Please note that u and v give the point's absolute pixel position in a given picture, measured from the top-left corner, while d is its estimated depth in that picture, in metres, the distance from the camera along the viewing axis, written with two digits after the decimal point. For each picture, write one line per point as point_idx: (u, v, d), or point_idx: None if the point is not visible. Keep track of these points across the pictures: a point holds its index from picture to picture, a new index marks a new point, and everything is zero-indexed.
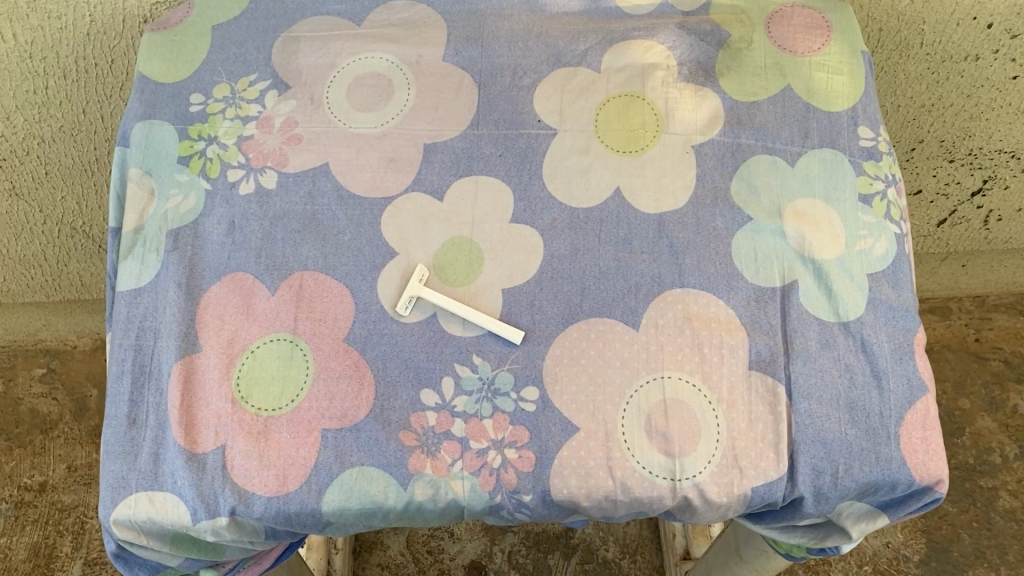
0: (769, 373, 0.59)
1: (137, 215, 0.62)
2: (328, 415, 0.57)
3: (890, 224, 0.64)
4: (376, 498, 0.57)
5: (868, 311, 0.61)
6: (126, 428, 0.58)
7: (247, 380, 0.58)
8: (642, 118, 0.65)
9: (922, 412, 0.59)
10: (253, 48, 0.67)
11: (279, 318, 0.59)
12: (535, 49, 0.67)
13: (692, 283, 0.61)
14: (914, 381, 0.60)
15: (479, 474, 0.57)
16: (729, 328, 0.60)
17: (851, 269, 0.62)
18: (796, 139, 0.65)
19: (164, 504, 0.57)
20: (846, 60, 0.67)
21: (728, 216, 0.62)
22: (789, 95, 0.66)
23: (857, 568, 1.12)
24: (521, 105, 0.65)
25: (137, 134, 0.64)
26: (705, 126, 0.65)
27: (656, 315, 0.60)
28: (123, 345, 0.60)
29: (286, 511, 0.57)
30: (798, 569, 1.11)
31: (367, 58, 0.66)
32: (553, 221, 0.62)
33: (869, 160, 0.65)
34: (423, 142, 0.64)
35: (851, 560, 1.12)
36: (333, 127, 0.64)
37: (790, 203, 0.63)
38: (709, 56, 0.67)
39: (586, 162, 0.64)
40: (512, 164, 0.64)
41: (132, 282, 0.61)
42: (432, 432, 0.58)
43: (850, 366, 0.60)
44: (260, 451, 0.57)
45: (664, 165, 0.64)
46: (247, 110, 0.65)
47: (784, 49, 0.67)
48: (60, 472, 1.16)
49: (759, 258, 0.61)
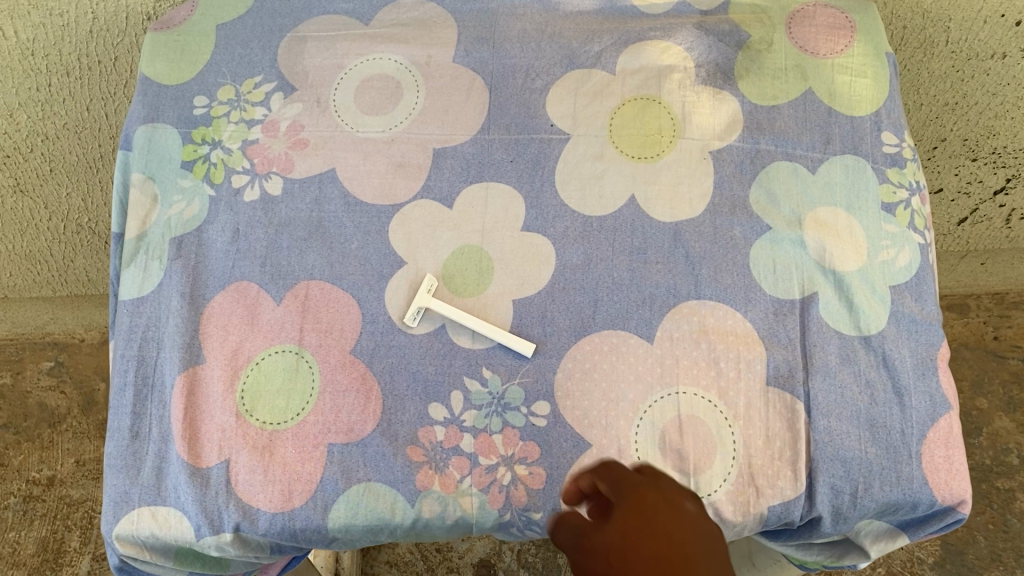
0: (788, 389, 0.57)
1: (140, 221, 0.61)
2: (334, 429, 0.56)
3: (914, 233, 0.61)
4: (383, 515, 0.56)
5: (890, 324, 0.59)
6: (128, 441, 0.57)
7: (253, 393, 0.57)
8: (658, 122, 0.63)
9: (945, 430, 0.58)
10: (259, 48, 0.65)
11: (285, 329, 0.58)
12: (548, 50, 0.65)
13: (709, 294, 0.59)
14: (937, 398, 0.58)
15: (488, 491, 0.56)
16: (747, 342, 0.58)
17: (872, 281, 0.60)
18: (817, 145, 0.62)
19: (168, 519, 0.56)
20: (870, 63, 0.65)
21: (746, 225, 0.61)
22: (811, 99, 0.64)
23: (870, 569, 1.11)
24: (534, 108, 0.63)
25: (140, 137, 0.63)
26: (723, 131, 0.63)
27: (671, 328, 0.58)
28: (126, 356, 0.59)
29: (291, 527, 0.56)
30: None
31: (375, 58, 0.64)
32: (566, 230, 0.60)
33: (893, 167, 0.63)
34: (432, 147, 0.62)
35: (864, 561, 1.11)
36: (339, 131, 0.63)
37: (811, 212, 0.61)
38: (729, 57, 0.65)
39: (601, 169, 0.62)
40: (524, 170, 0.62)
41: (134, 290, 0.60)
42: (440, 447, 0.56)
43: (871, 382, 0.58)
44: (265, 466, 0.56)
45: (681, 172, 0.62)
46: (252, 113, 0.63)
47: (806, 50, 0.65)
48: (68, 466, 1.15)
49: (779, 269, 0.59)
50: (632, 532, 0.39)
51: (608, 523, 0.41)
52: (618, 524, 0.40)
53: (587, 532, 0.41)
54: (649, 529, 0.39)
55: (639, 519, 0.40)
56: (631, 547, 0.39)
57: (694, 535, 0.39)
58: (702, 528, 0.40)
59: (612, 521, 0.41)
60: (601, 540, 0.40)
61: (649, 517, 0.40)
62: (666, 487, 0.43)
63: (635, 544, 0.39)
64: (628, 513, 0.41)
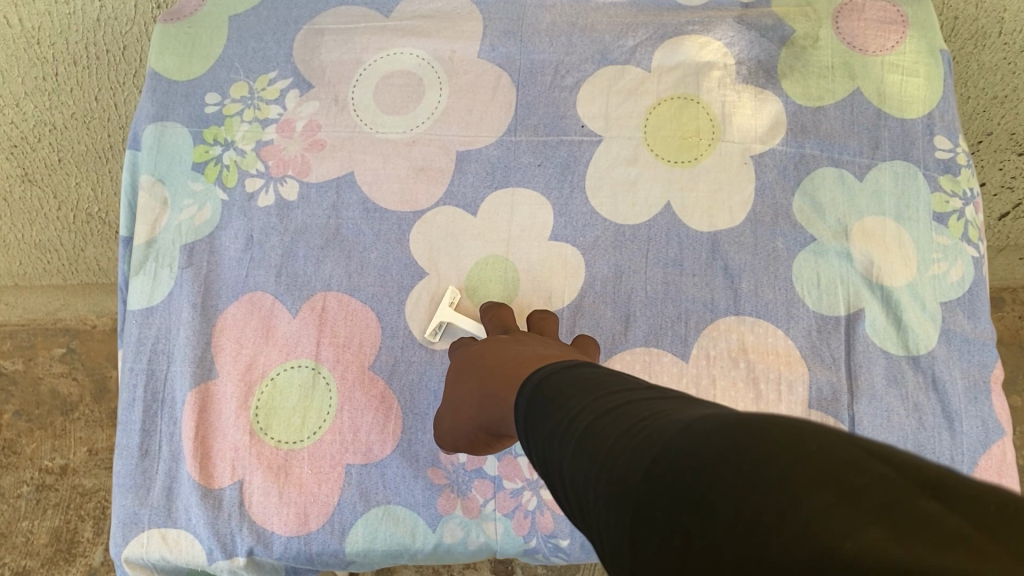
0: (831, 414, 0.54)
1: (148, 226, 0.58)
2: (353, 450, 0.53)
3: (967, 246, 0.58)
4: (403, 540, 0.53)
5: (941, 344, 0.55)
6: (138, 459, 0.55)
7: (267, 411, 0.54)
8: (696, 123, 0.59)
9: (998, 458, 0.54)
10: (273, 41, 0.61)
11: (301, 343, 0.55)
12: (580, 45, 0.61)
13: (749, 311, 0.56)
14: (990, 423, 0.55)
15: (513, 516, 0.53)
16: (789, 361, 0.55)
17: (921, 297, 0.56)
18: (865, 149, 0.59)
19: (178, 542, 0.53)
20: (924, 59, 0.60)
21: (789, 236, 0.57)
22: (859, 100, 0.60)
23: None
24: (563, 108, 0.60)
25: (149, 136, 0.60)
26: (765, 134, 0.59)
27: (708, 345, 0.55)
28: (135, 370, 0.56)
29: (307, 552, 0.53)
30: None
31: (396, 53, 0.61)
32: (597, 240, 0.57)
33: (946, 174, 0.59)
34: (455, 150, 0.59)
35: None
36: (359, 131, 0.59)
37: (858, 222, 0.57)
38: (772, 54, 0.60)
39: (634, 174, 0.58)
40: (552, 175, 0.59)
41: (143, 299, 0.57)
42: (463, 469, 0.54)
43: (920, 406, 0.54)
44: (280, 488, 0.53)
45: (720, 177, 0.58)
46: (267, 112, 0.60)
47: (855, 47, 0.60)
48: (81, 455, 1.01)
49: (823, 283, 0.56)
50: (469, 371, 0.47)
51: (460, 374, 0.49)
52: (464, 370, 0.48)
53: (450, 389, 0.50)
54: (481, 369, 0.46)
55: (468, 361, 0.49)
56: (473, 389, 0.46)
57: (506, 346, 0.46)
58: (518, 337, 0.48)
59: (460, 369, 0.49)
60: (466, 403, 0.46)
61: (475, 352, 0.49)
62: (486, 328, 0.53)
63: (475, 384, 0.46)
64: (464, 366, 0.49)
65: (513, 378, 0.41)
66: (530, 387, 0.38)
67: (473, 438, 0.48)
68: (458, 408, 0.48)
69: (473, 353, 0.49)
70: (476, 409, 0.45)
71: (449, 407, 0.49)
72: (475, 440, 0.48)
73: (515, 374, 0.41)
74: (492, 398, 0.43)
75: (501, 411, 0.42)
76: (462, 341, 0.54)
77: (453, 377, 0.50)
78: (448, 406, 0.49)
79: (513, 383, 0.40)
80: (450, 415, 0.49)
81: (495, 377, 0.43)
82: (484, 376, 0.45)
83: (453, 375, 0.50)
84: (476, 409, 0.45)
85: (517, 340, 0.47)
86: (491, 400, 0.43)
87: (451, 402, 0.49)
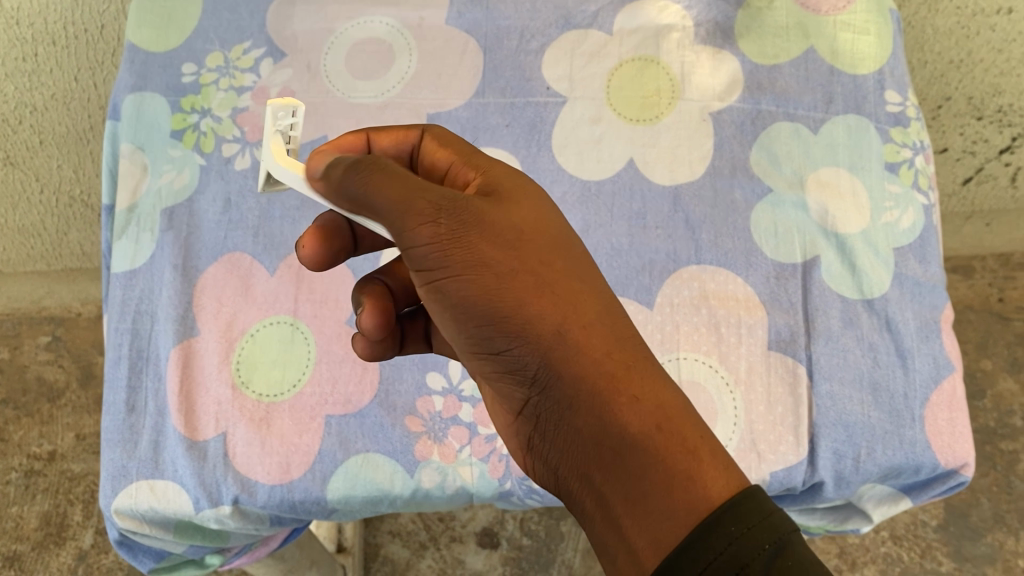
0: (789, 354, 0.56)
1: (130, 192, 0.60)
2: (332, 401, 0.55)
3: (917, 194, 0.60)
4: (382, 486, 0.55)
5: (894, 287, 0.58)
6: (125, 414, 0.56)
7: (249, 365, 0.56)
8: (657, 83, 0.62)
9: (949, 393, 0.56)
10: (247, 13, 0.63)
11: (280, 300, 0.57)
12: (544, 10, 0.63)
13: (709, 260, 0.58)
14: (940, 359, 0.57)
15: (488, 460, 0.55)
16: (748, 307, 0.57)
17: (875, 243, 0.59)
18: (820, 104, 0.61)
19: (166, 492, 0.54)
20: (874, 19, 0.63)
21: (747, 188, 0.60)
22: (812, 58, 0.62)
23: (890, 544, 0.98)
24: (529, 71, 0.62)
25: (128, 107, 0.61)
26: (723, 91, 0.62)
27: (671, 293, 0.57)
28: (120, 329, 0.58)
29: (290, 499, 0.54)
30: (831, 549, 0.98)
31: (366, 22, 0.63)
32: (563, 195, 0.60)
33: (896, 127, 0.61)
34: (426, 112, 0.61)
35: (886, 539, 0.99)
36: (332, 97, 0.61)
37: (813, 173, 0.60)
38: (729, 15, 0.63)
39: (599, 132, 0.61)
40: (520, 135, 0.61)
41: (127, 262, 0.59)
42: (439, 417, 0.56)
43: (874, 346, 0.57)
44: (263, 438, 0.55)
45: (679, 135, 0.61)
46: (241, 80, 0.62)
47: (808, 7, 0.63)
48: (69, 441, 1.03)
49: (780, 232, 0.59)
50: (535, 244, 0.39)
51: (513, 226, 0.38)
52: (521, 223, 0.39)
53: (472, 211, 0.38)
54: (569, 276, 0.39)
55: (528, 233, 0.39)
56: (553, 300, 0.38)
57: (592, 279, 0.39)
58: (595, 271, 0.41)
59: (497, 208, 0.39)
60: (523, 291, 0.37)
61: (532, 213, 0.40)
62: (501, 174, 0.42)
63: (573, 304, 0.38)
64: (522, 232, 0.39)
65: (729, 484, 0.35)
66: (765, 552, 0.32)
67: (449, 295, 0.37)
68: (484, 269, 0.37)
69: (545, 225, 0.40)
70: (555, 337, 0.37)
71: (455, 236, 0.37)
72: (439, 291, 0.38)
73: (729, 479, 0.35)
74: (633, 406, 0.36)
75: (661, 475, 0.35)
76: (380, 146, 0.47)
77: (493, 221, 0.38)
78: (459, 236, 0.37)
79: (726, 493, 0.34)
80: (438, 240, 0.36)
81: (649, 391, 0.37)
82: (593, 315, 0.38)
83: (484, 213, 0.38)
84: (552, 334, 0.37)
85: (586, 257, 0.40)
86: (649, 418, 0.36)
87: (468, 244, 0.37)
